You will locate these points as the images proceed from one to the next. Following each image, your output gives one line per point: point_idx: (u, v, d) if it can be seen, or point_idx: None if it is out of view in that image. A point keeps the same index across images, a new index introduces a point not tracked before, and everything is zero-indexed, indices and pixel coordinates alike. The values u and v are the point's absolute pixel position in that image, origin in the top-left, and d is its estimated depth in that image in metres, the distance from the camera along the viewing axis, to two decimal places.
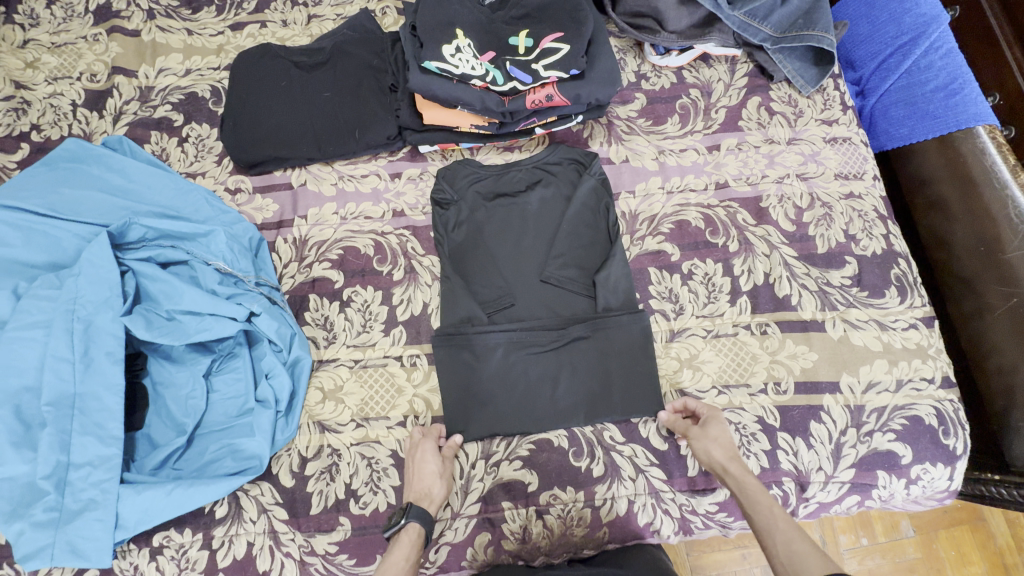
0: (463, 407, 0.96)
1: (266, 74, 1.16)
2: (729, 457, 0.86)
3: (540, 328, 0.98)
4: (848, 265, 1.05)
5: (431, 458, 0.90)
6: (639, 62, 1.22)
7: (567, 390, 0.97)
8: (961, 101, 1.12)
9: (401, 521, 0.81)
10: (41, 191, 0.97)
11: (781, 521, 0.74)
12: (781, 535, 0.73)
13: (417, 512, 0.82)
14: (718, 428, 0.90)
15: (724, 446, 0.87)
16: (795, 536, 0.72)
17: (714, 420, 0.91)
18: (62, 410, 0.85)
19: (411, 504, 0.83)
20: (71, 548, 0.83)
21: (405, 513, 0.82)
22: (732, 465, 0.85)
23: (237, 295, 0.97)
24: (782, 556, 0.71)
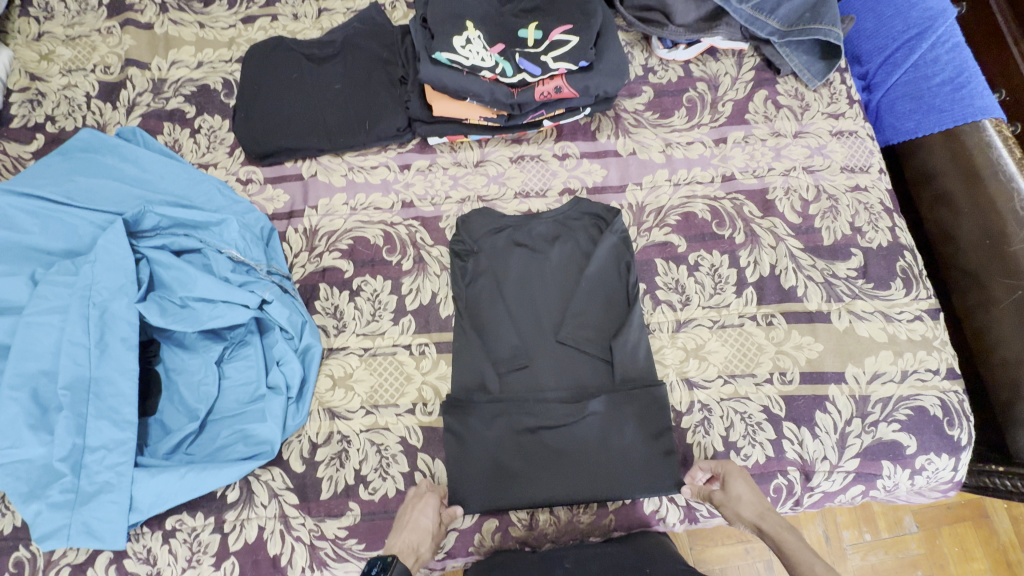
0: (471, 479, 0.91)
1: (278, 65, 1.17)
2: (760, 515, 0.85)
3: (554, 398, 0.93)
4: (854, 257, 1.06)
5: (427, 513, 0.85)
6: (646, 55, 1.22)
7: (577, 464, 0.91)
8: (968, 94, 1.12)
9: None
10: (58, 180, 0.99)
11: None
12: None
13: (400, 570, 0.75)
14: (741, 485, 0.87)
15: (754, 506, 0.86)
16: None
17: (736, 476, 0.88)
18: (78, 394, 0.87)
19: (395, 559, 0.75)
20: (87, 529, 0.84)
21: (387, 569, 0.74)
22: (764, 522, 0.84)
23: (249, 283, 0.99)
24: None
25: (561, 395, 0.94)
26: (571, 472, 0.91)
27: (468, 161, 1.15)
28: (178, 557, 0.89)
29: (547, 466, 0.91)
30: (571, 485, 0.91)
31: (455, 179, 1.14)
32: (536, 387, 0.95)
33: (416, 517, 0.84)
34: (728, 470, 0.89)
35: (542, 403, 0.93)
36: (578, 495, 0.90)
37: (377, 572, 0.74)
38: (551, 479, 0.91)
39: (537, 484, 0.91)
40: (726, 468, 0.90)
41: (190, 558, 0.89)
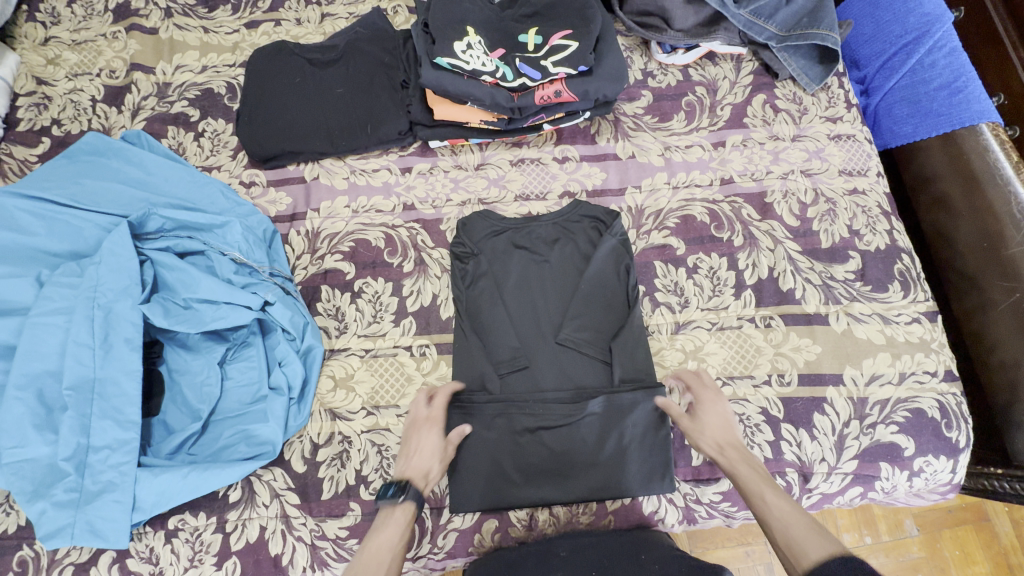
0: (470, 480, 0.92)
1: (281, 70, 1.18)
2: (722, 445, 0.86)
3: (554, 399, 0.93)
4: (852, 260, 1.06)
5: (431, 437, 0.89)
6: (646, 60, 1.24)
7: (576, 464, 0.92)
8: (965, 99, 1.13)
9: (397, 498, 0.80)
10: (64, 183, 1.00)
11: (776, 508, 0.75)
12: (779, 524, 0.74)
13: (415, 493, 0.82)
14: (706, 414, 0.90)
15: (716, 437, 0.87)
16: (796, 521, 0.73)
17: (706, 405, 0.91)
18: (83, 394, 0.88)
19: (410, 483, 0.83)
20: (90, 528, 0.85)
21: (403, 490, 0.81)
22: (724, 451, 0.86)
23: (251, 284, 1.00)
24: (783, 543, 0.71)
25: (560, 396, 0.93)
26: (570, 472, 0.92)
27: (469, 164, 1.16)
28: (181, 556, 0.90)
29: (547, 466, 0.92)
30: (570, 485, 0.92)
31: (456, 182, 1.15)
32: (535, 388, 0.96)
33: (421, 442, 0.88)
34: (703, 397, 0.92)
35: (542, 404, 0.92)
36: (577, 495, 0.91)
37: (393, 492, 0.81)
38: (550, 479, 0.92)
39: (536, 484, 0.92)
40: (701, 394, 0.93)
41: (192, 557, 0.90)
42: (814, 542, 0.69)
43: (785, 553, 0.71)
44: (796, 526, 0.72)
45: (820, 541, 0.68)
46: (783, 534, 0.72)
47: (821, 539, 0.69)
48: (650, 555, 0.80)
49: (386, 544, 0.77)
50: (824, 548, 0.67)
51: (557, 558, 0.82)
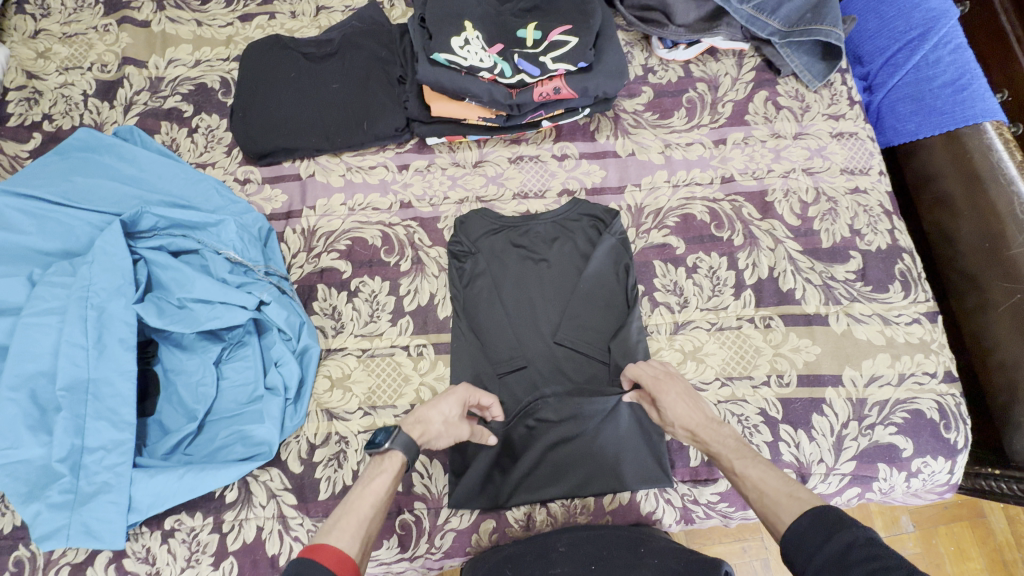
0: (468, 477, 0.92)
1: (274, 65, 1.16)
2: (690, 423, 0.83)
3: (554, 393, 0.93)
4: (852, 260, 1.05)
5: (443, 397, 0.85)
6: (646, 55, 1.22)
7: (575, 461, 0.92)
8: (969, 96, 1.12)
9: (384, 445, 0.77)
10: (55, 180, 0.99)
11: (748, 475, 0.73)
12: (753, 490, 0.72)
13: (403, 440, 0.78)
14: (666, 400, 0.84)
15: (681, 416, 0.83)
16: (766, 484, 0.71)
17: (663, 390, 0.85)
18: (77, 395, 0.87)
19: (398, 430, 0.78)
20: (86, 530, 0.85)
21: (390, 438, 0.78)
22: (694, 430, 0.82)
23: (247, 284, 0.99)
24: (759, 509, 0.70)
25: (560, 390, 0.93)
26: (567, 467, 0.92)
27: (467, 161, 1.15)
28: (177, 556, 0.90)
29: (546, 463, 0.92)
30: (568, 481, 0.92)
31: (454, 179, 1.13)
32: (534, 387, 0.96)
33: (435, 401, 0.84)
34: (652, 380, 0.86)
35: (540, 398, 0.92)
36: (575, 491, 0.91)
37: (381, 440, 0.78)
38: (548, 475, 0.92)
39: (534, 480, 0.92)
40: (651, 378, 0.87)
41: (189, 557, 0.90)
42: (786, 506, 0.67)
43: (763, 519, 0.69)
44: (767, 490, 0.70)
45: (793, 504, 0.67)
46: (760, 500, 0.71)
47: (794, 500, 0.67)
48: (649, 548, 0.78)
49: (370, 496, 0.72)
50: (797, 508, 0.66)
51: (555, 553, 0.79)
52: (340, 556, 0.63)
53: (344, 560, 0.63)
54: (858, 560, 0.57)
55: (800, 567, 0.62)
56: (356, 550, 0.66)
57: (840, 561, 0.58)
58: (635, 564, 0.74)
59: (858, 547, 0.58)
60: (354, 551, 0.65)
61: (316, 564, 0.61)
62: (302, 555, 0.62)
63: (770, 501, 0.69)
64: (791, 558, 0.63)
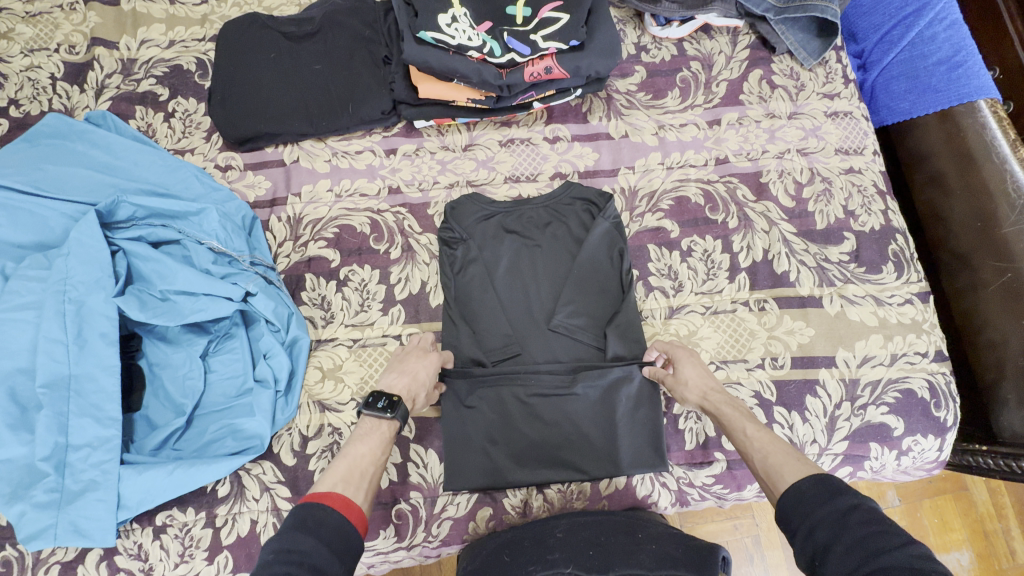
0: (462, 463, 0.91)
1: (254, 44, 1.11)
2: (706, 392, 0.87)
3: (546, 371, 0.93)
4: (846, 241, 1.05)
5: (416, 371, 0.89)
6: (639, 33, 1.19)
7: (571, 444, 0.91)
8: (964, 74, 1.10)
9: (387, 413, 0.81)
10: (24, 168, 0.94)
11: (756, 440, 0.76)
12: (759, 454, 0.74)
13: (403, 410, 0.82)
14: (688, 368, 0.88)
15: (700, 386, 0.87)
16: (773, 450, 0.74)
17: (685, 361, 0.89)
18: (58, 392, 0.84)
19: (400, 401, 0.83)
20: (74, 528, 0.83)
21: (392, 407, 0.81)
22: (707, 400, 0.86)
23: (232, 275, 0.96)
24: (762, 471, 0.73)
25: (554, 368, 0.93)
26: (562, 451, 0.91)
27: (456, 145, 1.12)
28: (170, 552, 0.89)
29: (543, 447, 0.91)
30: (565, 466, 0.91)
31: (443, 163, 1.10)
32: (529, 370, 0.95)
33: (422, 380, 0.87)
34: (676, 352, 0.91)
35: (535, 375, 0.92)
36: (572, 475, 0.91)
37: (383, 406, 0.81)
38: (545, 460, 0.91)
39: (531, 465, 0.91)
40: (675, 351, 0.91)
41: (182, 552, 0.89)
42: (791, 466, 0.70)
43: (764, 479, 0.72)
44: (773, 452, 0.73)
45: (797, 467, 0.69)
46: (763, 461, 0.74)
47: (799, 464, 0.70)
48: (647, 534, 0.78)
49: (369, 456, 0.78)
50: (801, 471, 0.68)
51: (552, 539, 0.79)
52: (347, 501, 0.68)
53: (353, 505, 0.68)
54: (859, 521, 0.57)
55: (795, 524, 0.63)
56: (362, 500, 0.71)
57: (839, 520, 0.59)
58: (633, 549, 0.75)
59: (860, 509, 0.58)
60: (359, 499, 0.71)
61: (326, 509, 0.65)
62: (312, 500, 0.66)
63: (773, 462, 0.72)
64: (787, 514, 0.65)
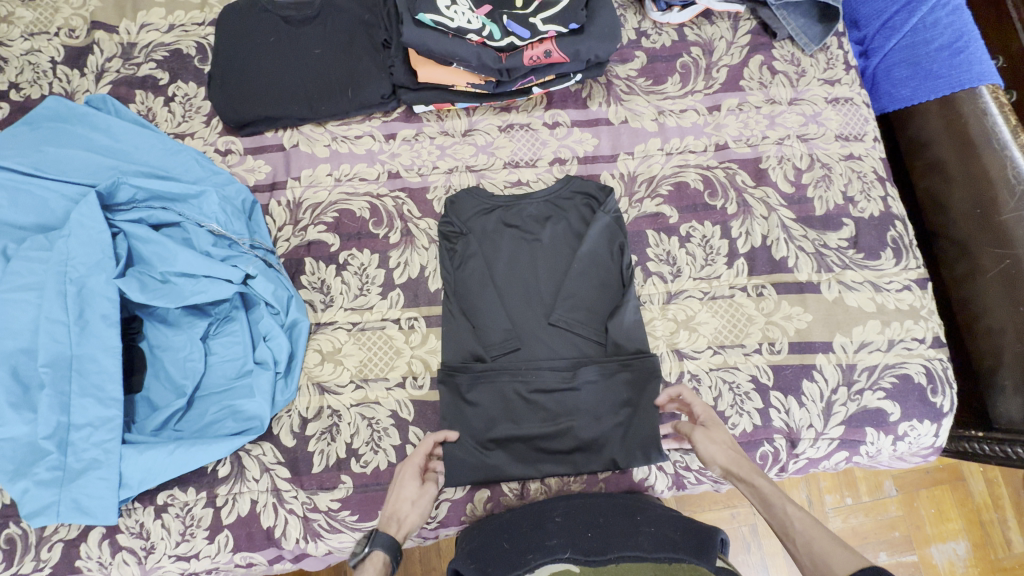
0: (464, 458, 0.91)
1: (253, 28, 1.11)
2: (737, 461, 0.83)
3: (548, 367, 0.93)
4: (845, 227, 1.05)
5: (408, 483, 0.83)
6: (640, 18, 1.18)
7: (573, 439, 0.92)
8: (966, 60, 1.10)
9: (364, 550, 0.74)
10: (26, 150, 0.95)
11: (798, 521, 0.71)
12: (802, 538, 0.69)
13: (383, 539, 0.75)
14: (721, 433, 0.86)
15: (729, 451, 0.84)
16: (817, 535, 0.69)
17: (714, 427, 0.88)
18: (60, 371, 0.85)
19: (377, 531, 0.76)
20: (77, 506, 0.84)
21: (370, 541, 0.75)
22: (737, 466, 0.82)
23: (232, 257, 0.97)
24: (805, 559, 0.68)
25: (555, 364, 0.94)
26: (564, 448, 0.92)
27: (456, 130, 1.12)
28: (171, 531, 0.90)
29: (544, 442, 0.92)
30: (566, 460, 0.92)
31: (443, 149, 1.10)
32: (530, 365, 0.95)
33: None
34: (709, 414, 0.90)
35: (536, 372, 0.93)
36: (569, 470, 0.91)
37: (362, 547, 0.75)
38: (545, 455, 0.92)
39: (532, 460, 0.92)
40: (706, 417, 0.89)
41: (183, 531, 0.90)
42: (838, 556, 0.65)
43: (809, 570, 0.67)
44: (818, 538, 0.68)
45: (847, 556, 0.65)
46: (807, 549, 0.68)
47: (849, 555, 0.65)
48: (646, 516, 0.79)
49: None
50: (851, 563, 0.64)
51: (552, 525, 0.79)
52: None
53: None
54: None
55: None
56: None
57: None
58: (631, 531, 0.75)
59: None
60: None
61: None
62: None
63: (819, 551, 0.67)
64: None
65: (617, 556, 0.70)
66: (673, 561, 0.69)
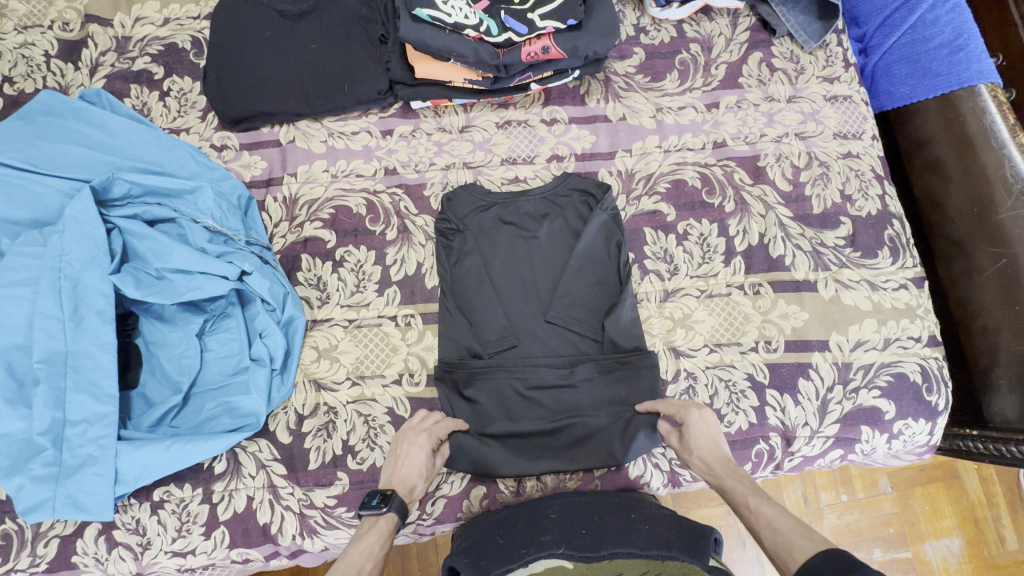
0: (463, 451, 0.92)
1: (248, 22, 1.10)
2: (709, 458, 0.83)
3: (546, 364, 0.94)
4: (843, 226, 1.05)
5: (421, 454, 0.85)
6: (639, 14, 1.17)
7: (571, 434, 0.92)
8: (965, 58, 1.09)
9: (381, 507, 0.77)
10: (19, 145, 0.94)
11: (764, 513, 0.71)
12: (767, 529, 0.69)
13: (398, 503, 0.78)
14: (697, 430, 0.85)
15: (702, 449, 0.84)
16: (781, 523, 0.69)
17: (694, 423, 0.86)
18: (55, 367, 0.85)
19: (394, 493, 0.79)
20: (72, 501, 0.84)
21: (386, 501, 0.78)
22: (711, 464, 0.82)
23: (227, 253, 0.96)
24: (769, 548, 0.67)
25: (553, 361, 0.94)
26: (563, 442, 0.92)
27: (453, 126, 1.11)
28: (168, 527, 0.90)
29: (543, 437, 0.92)
30: (565, 455, 0.92)
31: (440, 145, 1.10)
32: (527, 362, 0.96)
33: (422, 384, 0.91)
34: (688, 414, 0.87)
35: (533, 369, 0.93)
36: (567, 466, 0.92)
37: (377, 502, 0.78)
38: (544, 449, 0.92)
39: (530, 455, 0.92)
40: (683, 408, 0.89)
41: (180, 527, 0.90)
42: (799, 544, 0.65)
43: (773, 558, 0.66)
44: (780, 528, 0.68)
45: (807, 544, 0.64)
46: (771, 538, 0.68)
47: (808, 541, 0.65)
48: (640, 515, 0.79)
49: (366, 553, 0.72)
50: (811, 549, 0.63)
51: (546, 521, 0.79)
52: None
53: None
54: None
55: None
56: None
57: None
58: (625, 528, 0.75)
59: None
60: None
61: None
62: None
63: (781, 540, 0.67)
64: None
65: (610, 553, 0.70)
66: (667, 558, 0.69)
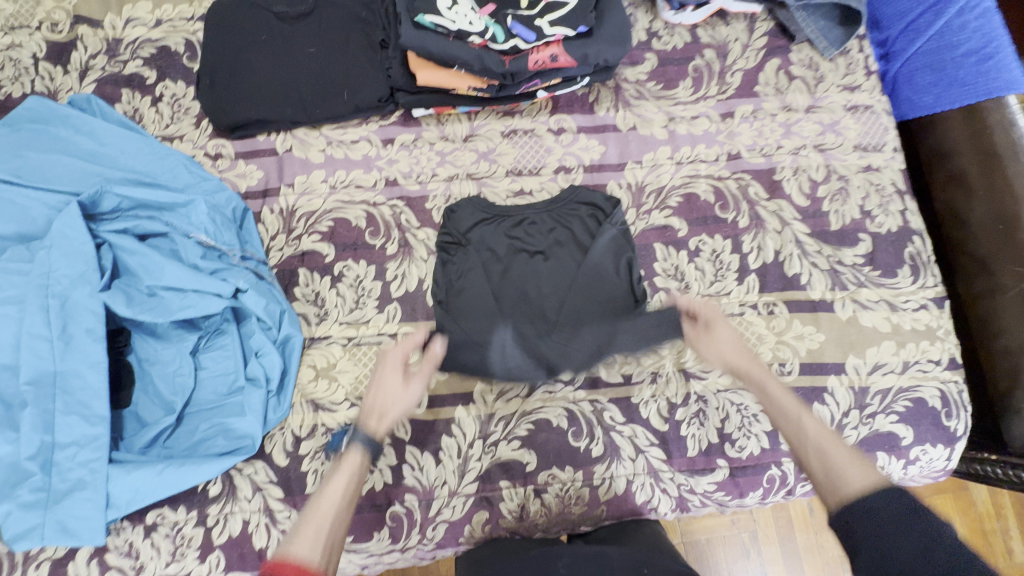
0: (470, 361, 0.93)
1: (244, 24, 1.06)
2: (739, 364, 0.78)
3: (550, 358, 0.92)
4: (861, 243, 1.01)
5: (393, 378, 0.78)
6: (651, 18, 1.12)
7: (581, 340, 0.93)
8: (994, 67, 1.04)
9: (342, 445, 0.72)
10: (5, 155, 0.91)
11: (809, 429, 0.67)
12: (812, 444, 0.66)
13: (361, 436, 0.72)
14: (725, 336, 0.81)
15: (731, 353, 0.80)
16: (827, 442, 0.66)
17: (721, 323, 0.82)
18: (43, 389, 0.82)
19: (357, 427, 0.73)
20: (62, 527, 0.81)
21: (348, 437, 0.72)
22: (741, 367, 0.78)
23: (221, 270, 0.93)
24: (814, 465, 0.65)
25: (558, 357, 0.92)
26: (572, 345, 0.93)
27: (456, 135, 1.07)
28: (161, 551, 0.87)
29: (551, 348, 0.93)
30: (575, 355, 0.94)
31: (443, 155, 1.06)
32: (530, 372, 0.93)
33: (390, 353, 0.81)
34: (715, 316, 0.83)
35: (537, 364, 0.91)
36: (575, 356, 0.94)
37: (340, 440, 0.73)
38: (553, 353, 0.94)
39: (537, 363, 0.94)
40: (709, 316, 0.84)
41: (173, 551, 0.87)
42: (848, 466, 0.62)
43: (816, 473, 0.64)
44: (825, 446, 0.65)
45: (857, 470, 0.61)
46: (817, 454, 0.65)
47: (861, 466, 0.62)
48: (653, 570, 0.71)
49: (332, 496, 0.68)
50: (864, 474, 0.61)
51: None
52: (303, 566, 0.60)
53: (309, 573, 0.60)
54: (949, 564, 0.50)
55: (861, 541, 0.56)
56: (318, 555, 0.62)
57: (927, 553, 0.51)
58: None
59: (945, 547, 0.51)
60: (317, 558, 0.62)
61: None
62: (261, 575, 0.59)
63: (830, 458, 0.64)
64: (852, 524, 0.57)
65: None
66: None
